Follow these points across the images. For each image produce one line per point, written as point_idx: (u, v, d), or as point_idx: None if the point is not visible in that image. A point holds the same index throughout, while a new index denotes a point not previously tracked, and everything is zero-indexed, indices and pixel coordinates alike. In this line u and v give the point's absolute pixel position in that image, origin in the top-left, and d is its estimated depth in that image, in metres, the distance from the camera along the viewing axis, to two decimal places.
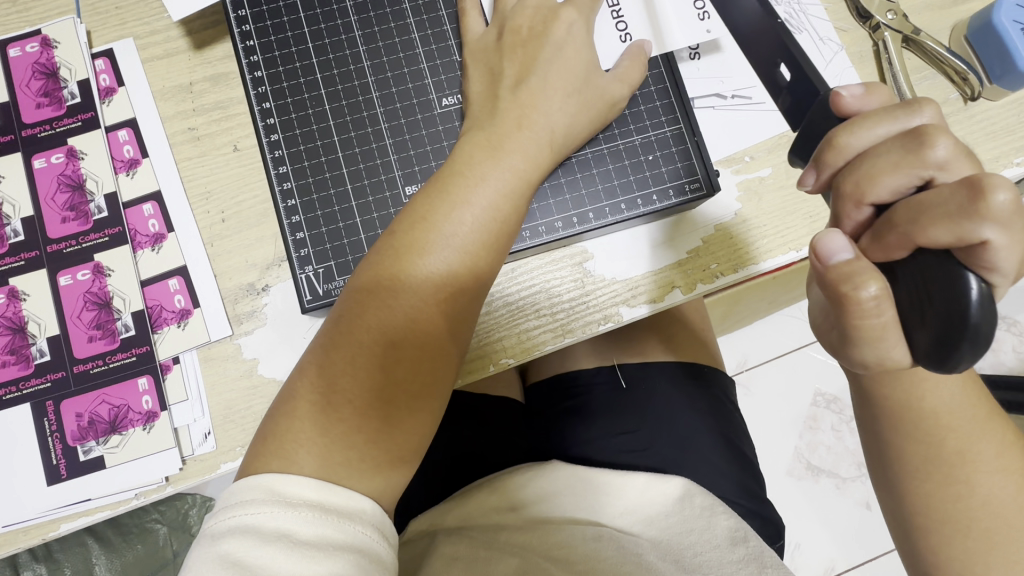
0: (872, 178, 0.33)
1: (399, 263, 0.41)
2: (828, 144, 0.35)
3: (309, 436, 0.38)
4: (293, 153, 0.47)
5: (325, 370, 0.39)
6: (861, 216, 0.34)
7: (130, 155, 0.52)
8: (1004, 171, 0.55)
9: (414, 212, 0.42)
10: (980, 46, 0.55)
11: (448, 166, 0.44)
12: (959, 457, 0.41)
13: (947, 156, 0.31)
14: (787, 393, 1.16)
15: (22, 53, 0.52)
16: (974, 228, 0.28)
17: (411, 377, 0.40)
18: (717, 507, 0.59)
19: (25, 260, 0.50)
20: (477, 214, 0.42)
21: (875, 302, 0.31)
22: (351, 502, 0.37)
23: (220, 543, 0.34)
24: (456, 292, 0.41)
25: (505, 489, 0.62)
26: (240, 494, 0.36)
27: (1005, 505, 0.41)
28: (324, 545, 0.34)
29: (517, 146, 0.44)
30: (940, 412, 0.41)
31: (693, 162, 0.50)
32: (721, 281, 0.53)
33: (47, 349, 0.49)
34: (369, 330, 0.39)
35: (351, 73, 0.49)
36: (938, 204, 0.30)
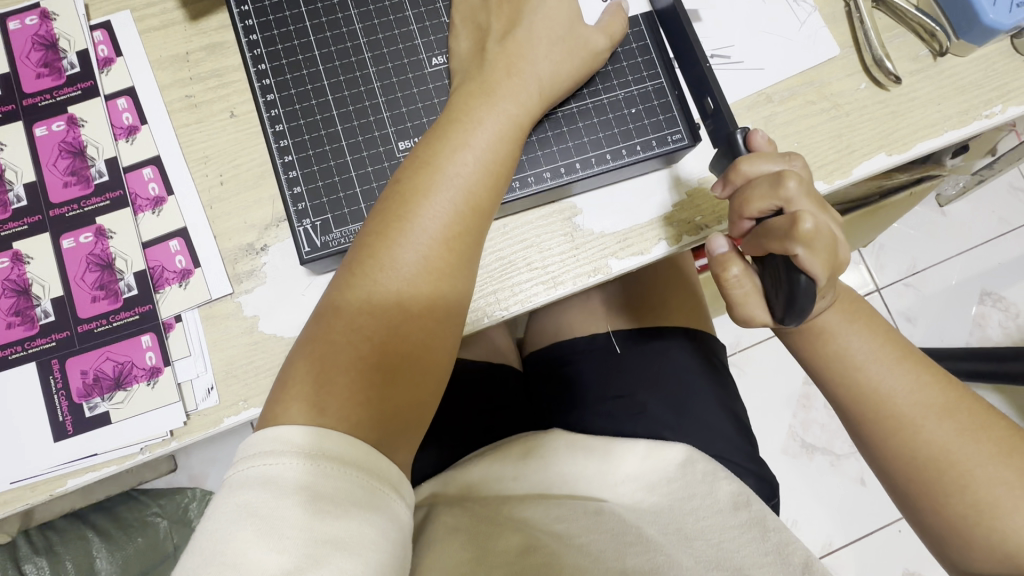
0: (748, 201, 0.42)
1: (405, 206, 0.42)
2: (731, 168, 0.43)
3: (329, 371, 0.39)
4: (289, 112, 0.49)
5: (341, 310, 0.41)
6: (744, 227, 0.45)
7: (129, 122, 0.53)
8: (973, 123, 0.58)
9: (418, 159, 0.44)
10: (946, 3, 0.58)
11: (446, 114, 0.45)
12: (877, 396, 0.46)
13: (796, 191, 0.40)
14: (781, 372, 1.18)
15: (22, 26, 0.53)
16: (791, 246, 0.39)
17: (424, 314, 0.42)
18: (719, 473, 0.60)
19: (28, 224, 0.51)
20: (478, 155, 0.44)
21: (737, 278, 0.46)
22: (368, 458, 0.37)
23: (237, 492, 0.34)
24: (464, 234, 0.43)
25: (503, 455, 0.63)
26: (258, 445, 0.36)
27: (940, 435, 0.45)
28: (340, 502, 0.35)
29: (507, 93, 0.46)
30: (850, 355, 0.47)
31: (675, 115, 0.52)
32: (706, 233, 0.54)
33: (51, 310, 0.50)
34: (381, 269, 0.41)
35: (344, 35, 0.50)
36: (775, 229, 0.40)
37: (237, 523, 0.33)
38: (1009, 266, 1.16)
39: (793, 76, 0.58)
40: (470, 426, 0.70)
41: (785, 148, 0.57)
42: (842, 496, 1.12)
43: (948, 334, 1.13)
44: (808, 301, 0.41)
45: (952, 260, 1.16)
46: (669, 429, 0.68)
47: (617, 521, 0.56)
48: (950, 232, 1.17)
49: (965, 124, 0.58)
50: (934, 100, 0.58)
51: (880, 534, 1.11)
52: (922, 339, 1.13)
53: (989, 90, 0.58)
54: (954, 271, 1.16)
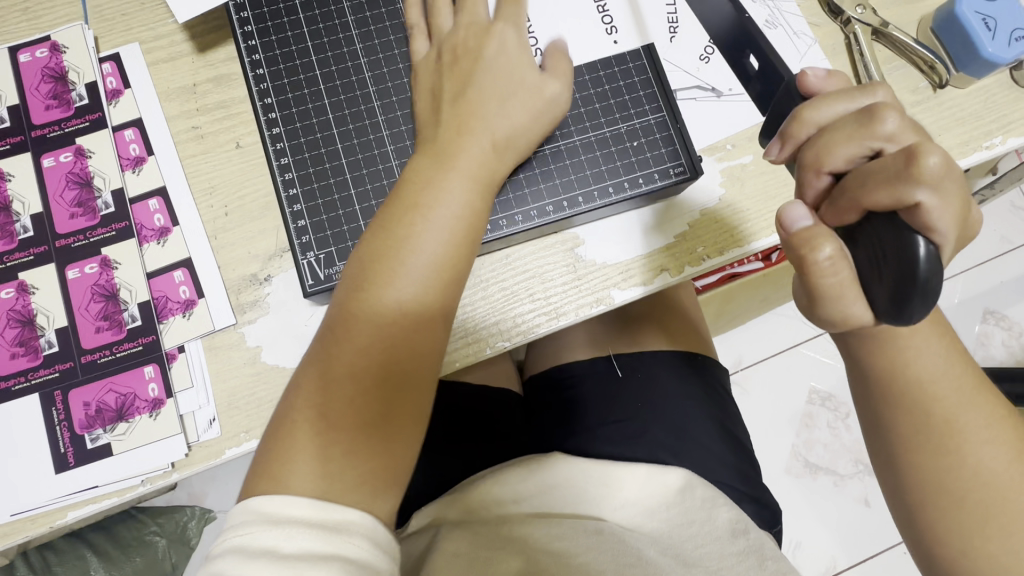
0: (829, 150, 0.36)
1: (392, 250, 0.43)
2: (794, 118, 0.38)
3: (321, 416, 0.39)
4: (294, 145, 0.50)
5: (331, 352, 0.41)
6: (821, 184, 0.37)
7: (136, 153, 0.53)
8: (974, 154, 0.58)
9: (404, 200, 0.44)
10: (945, 36, 0.58)
11: (432, 152, 0.46)
12: (946, 426, 0.43)
13: (895, 129, 0.34)
14: (780, 391, 1.17)
15: (32, 59, 0.54)
16: (909, 191, 0.31)
17: (416, 352, 0.42)
18: (718, 499, 0.61)
19: (34, 255, 0.51)
20: (462, 195, 0.44)
21: (830, 262, 0.34)
22: (337, 513, 0.37)
23: (214, 564, 0.36)
24: (455, 271, 0.44)
25: (502, 481, 0.62)
26: (230, 518, 0.37)
27: (993, 472, 0.43)
28: (306, 558, 0.34)
29: (493, 132, 0.47)
30: (928, 380, 0.43)
31: (676, 147, 0.52)
32: (708, 263, 0.55)
33: (56, 340, 0.50)
34: (369, 310, 0.42)
35: (349, 69, 0.51)
36: (881, 171, 0.32)
37: None
38: (1012, 286, 1.15)
39: None
40: (472, 451, 0.70)
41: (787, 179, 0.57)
42: (842, 516, 1.11)
43: None
44: (923, 303, 0.31)
45: (954, 279, 1.16)
46: (670, 453, 0.67)
47: (617, 542, 0.55)
48: None
49: (966, 155, 0.58)
50: (935, 131, 0.58)
51: (885, 556, 1.09)
52: None
53: (989, 120, 0.59)
54: (956, 290, 1.16)
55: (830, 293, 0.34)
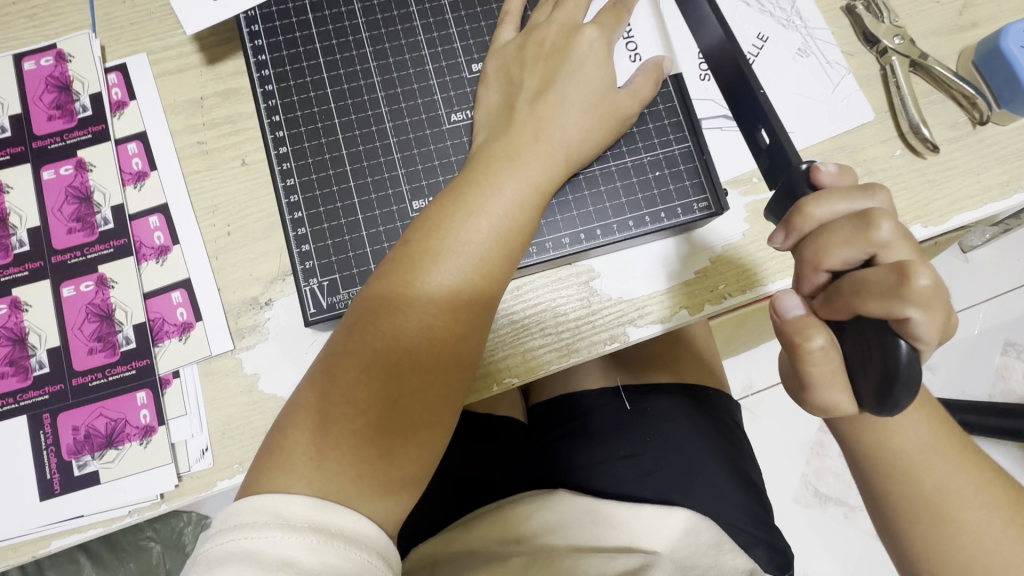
0: (827, 250, 0.35)
1: (412, 273, 0.40)
2: (796, 210, 0.37)
3: (326, 446, 0.37)
4: (301, 165, 0.47)
5: (340, 378, 0.38)
6: (819, 280, 0.37)
7: (138, 167, 0.52)
8: (1014, 195, 0.55)
9: (429, 220, 0.42)
10: (986, 70, 0.56)
11: (466, 173, 0.44)
12: (938, 494, 0.42)
13: (890, 236, 0.33)
14: (793, 421, 1.14)
15: (37, 67, 0.53)
16: (900, 306, 0.32)
17: (429, 384, 0.39)
18: (724, 545, 0.60)
19: (30, 270, 0.50)
20: (493, 222, 0.42)
21: (822, 351, 0.35)
22: (358, 527, 0.36)
23: (218, 569, 0.33)
24: (472, 298, 0.41)
25: (505, 521, 0.60)
26: (238, 516, 0.34)
27: (997, 541, 0.41)
28: (328, 574, 0.33)
29: (533, 156, 0.44)
30: (905, 451, 0.42)
31: (701, 180, 0.50)
32: (728, 302, 0.52)
33: (46, 361, 0.48)
34: (383, 338, 0.39)
35: (361, 87, 0.49)
36: (873, 283, 0.33)
37: None
38: None
39: (825, 139, 0.55)
40: (475, 481, 0.68)
41: None
42: (850, 548, 1.07)
43: (969, 386, 1.09)
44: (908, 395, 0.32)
45: (975, 310, 1.11)
46: (679, 492, 0.64)
47: None
48: (976, 280, 1.12)
49: (1005, 197, 0.55)
50: (973, 169, 0.55)
51: None
52: (943, 393, 1.09)
53: None
54: (976, 321, 1.11)
55: (820, 383, 0.36)
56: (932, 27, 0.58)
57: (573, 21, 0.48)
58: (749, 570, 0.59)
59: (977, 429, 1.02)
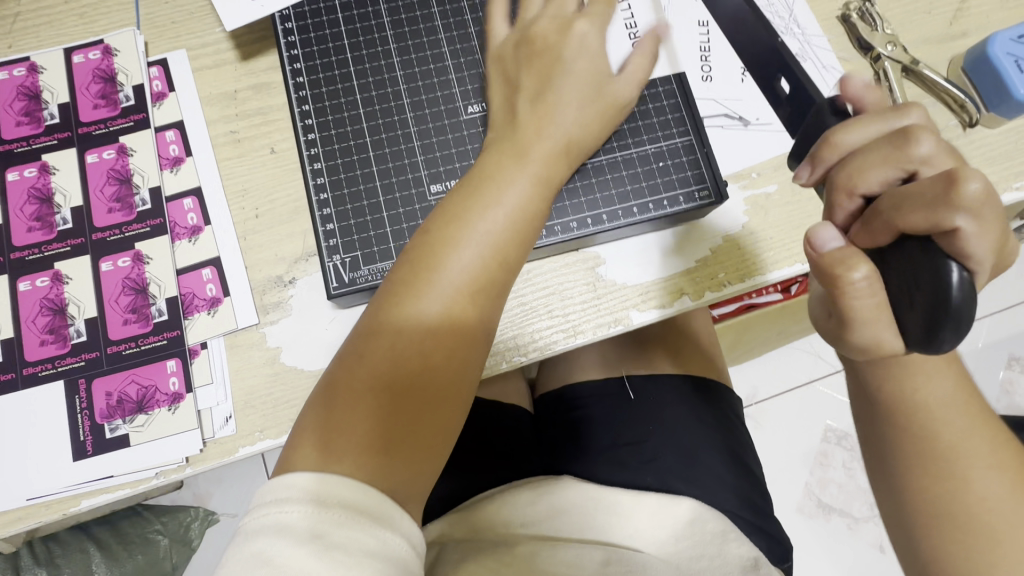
0: (862, 173, 0.36)
1: (433, 261, 0.43)
2: (823, 142, 0.39)
3: (350, 424, 0.38)
4: (328, 151, 0.51)
5: (366, 358, 0.41)
6: (853, 206, 0.37)
7: (175, 153, 0.55)
8: (1004, 195, 0.58)
9: (446, 212, 0.45)
10: (977, 78, 0.58)
11: (479, 169, 0.47)
12: (952, 455, 0.42)
13: (929, 151, 0.34)
14: (796, 429, 1.15)
15: (85, 60, 0.57)
16: (947, 215, 0.31)
17: (445, 365, 0.42)
18: (728, 534, 0.61)
19: (71, 246, 0.53)
20: (508, 213, 0.45)
21: (866, 282, 0.34)
22: (384, 508, 0.36)
23: (253, 540, 0.33)
24: (486, 283, 0.44)
25: (511, 504, 0.63)
26: (273, 492, 0.35)
27: (1005, 509, 0.41)
28: (355, 550, 0.33)
29: (540, 152, 0.47)
30: (929, 406, 0.42)
31: (702, 171, 0.53)
32: (729, 289, 0.55)
33: (84, 330, 0.51)
34: (406, 320, 0.42)
35: (385, 81, 0.53)
36: (918, 194, 0.32)
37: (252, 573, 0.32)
38: None
39: None
40: (482, 466, 0.70)
41: (813, 209, 0.56)
42: (855, 560, 1.08)
43: (973, 398, 1.10)
44: (956, 333, 0.31)
45: (979, 323, 1.13)
46: (682, 479, 0.65)
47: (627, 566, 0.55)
48: (978, 292, 1.14)
49: None
50: None
51: None
52: None
53: (1021, 161, 0.58)
54: (981, 334, 1.13)
55: (862, 317, 0.35)
56: (924, 36, 0.61)
57: (564, 15, 0.51)
58: (755, 560, 0.60)
59: None
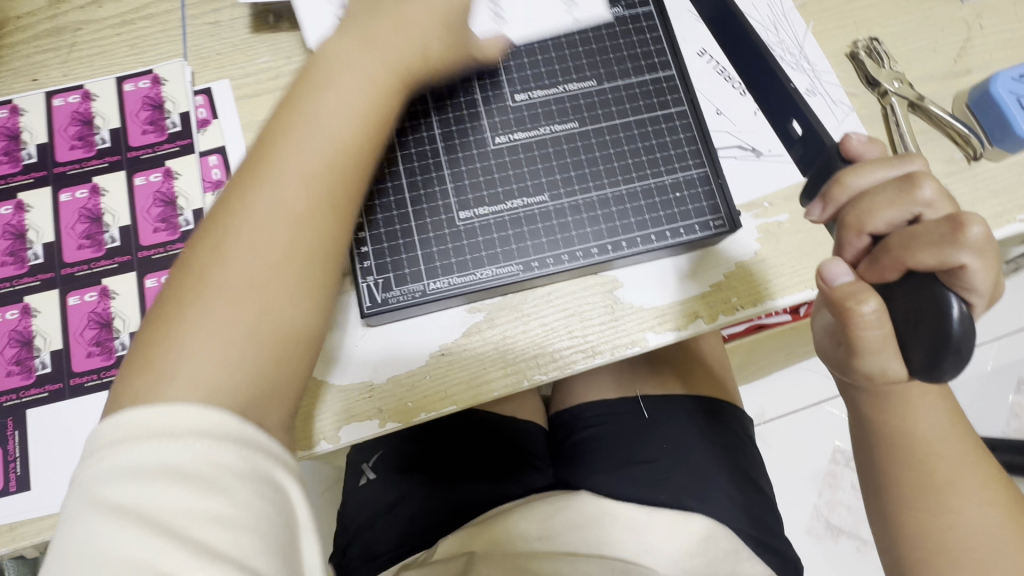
0: (872, 211, 0.38)
1: (235, 206, 0.41)
2: (834, 182, 0.41)
3: (190, 333, 0.39)
4: (362, 177, 0.54)
5: (245, 282, 0.40)
6: (861, 243, 0.40)
7: (218, 177, 0.59)
8: (1008, 226, 0.60)
9: (249, 161, 0.42)
10: (980, 113, 0.61)
11: (288, 100, 0.44)
12: (947, 486, 0.44)
13: (932, 197, 0.37)
14: (805, 448, 1.16)
15: (135, 88, 0.60)
16: (955, 254, 0.34)
17: (274, 324, 0.41)
18: (742, 553, 0.64)
19: (119, 263, 0.56)
20: (294, 182, 0.42)
21: (875, 315, 0.36)
22: (225, 422, 0.37)
23: (98, 487, 0.34)
24: (322, 211, 0.42)
25: (532, 516, 0.65)
26: (100, 437, 0.36)
27: (996, 539, 0.43)
28: (201, 476, 0.35)
29: (357, 125, 0.44)
30: (927, 439, 0.44)
31: (717, 201, 0.56)
32: (741, 313, 0.57)
33: (128, 343, 0.54)
34: (204, 254, 0.40)
35: (417, 111, 0.56)
36: (925, 234, 0.35)
37: (105, 517, 0.33)
38: None
39: None
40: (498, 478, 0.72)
41: (822, 238, 0.59)
42: None
43: (983, 421, 1.10)
44: (957, 366, 0.33)
45: (988, 345, 1.14)
46: (694, 498, 0.66)
47: None
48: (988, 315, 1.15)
49: (1000, 227, 0.60)
50: (969, 202, 0.60)
51: None
52: None
53: None
54: (991, 357, 1.13)
55: (871, 347, 0.37)
56: (929, 73, 0.64)
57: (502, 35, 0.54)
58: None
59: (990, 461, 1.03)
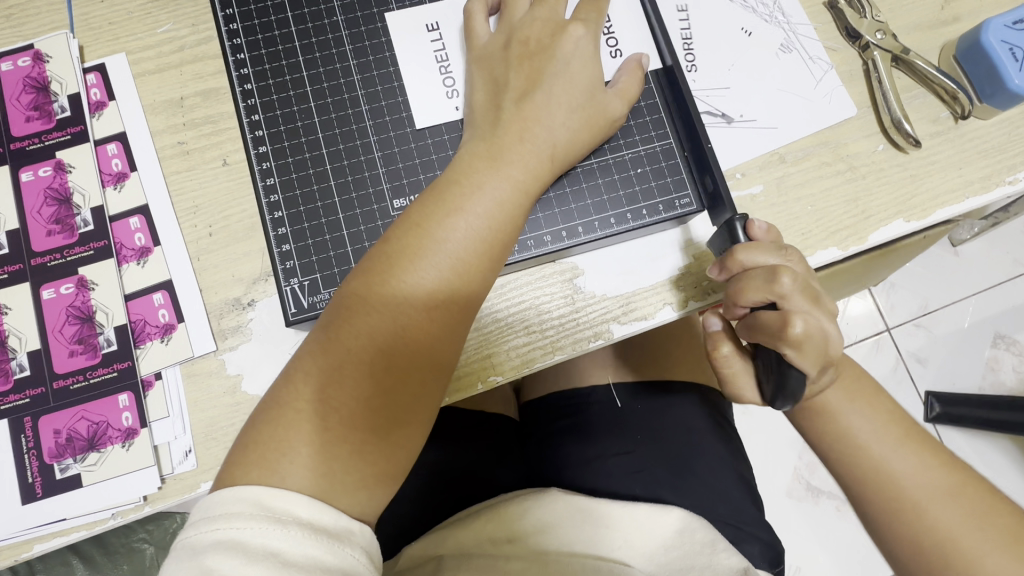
0: None
1: (374, 285, 0.40)
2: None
3: (283, 457, 0.36)
4: (281, 165, 0.48)
5: (340, 363, 0.38)
6: None
7: (118, 168, 0.51)
8: (996, 189, 0.55)
9: (409, 220, 0.41)
10: (969, 64, 0.55)
11: (447, 174, 0.43)
12: (886, 479, 0.46)
13: None
14: (786, 414, 1.14)
15: (14, 68, 0.52)
16: None
17: (384, 406, 0.38)
18: (718, 544, 0.59)
19: (9, 273, 0.49)
20: (473, 223, 0.41)
21: None
22: (343, 525, 0.35)
23: (205, 557, 0.32)
24: (434, 293, 0.40)
25: (499, 518, 0.61)
26: (224, 507, 0.34)
27: (953, 524, 0.44)
28: (310, 566, 0.33)
29: (517, 157, 0.44)
30: (855, 437, 0.47)
31: (682, 176, 0.51)
32: (713, 298, 0.52)
33: (27, 364, 0.48)
34: (361, 338, 0.39)
35: (341, 86, 0.49)
36: None
37: None
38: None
39: (807, 135, 0.55)
40: (462, 478, 0.68)
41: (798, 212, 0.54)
42: (847, 544, 1.08)
43: (961, 380, 1.09)
44: None
45: (966, 302, 1.11)
46: (671, 490, 0.64)
47: None
48: (965, 272, 1.12)
49: (987, 191, 0.55)
50: (955, 164, 0.55)
51: None
52: (933, 385, 1.09)
53: (1012, 153, 0.56)
54: (967, 314, 1.11)
55: None
56: (914, 22, 0.58)
57: (555, 20, 0.48)
58: (743, 569, 0.58)
59: (966, 421, 1.02)
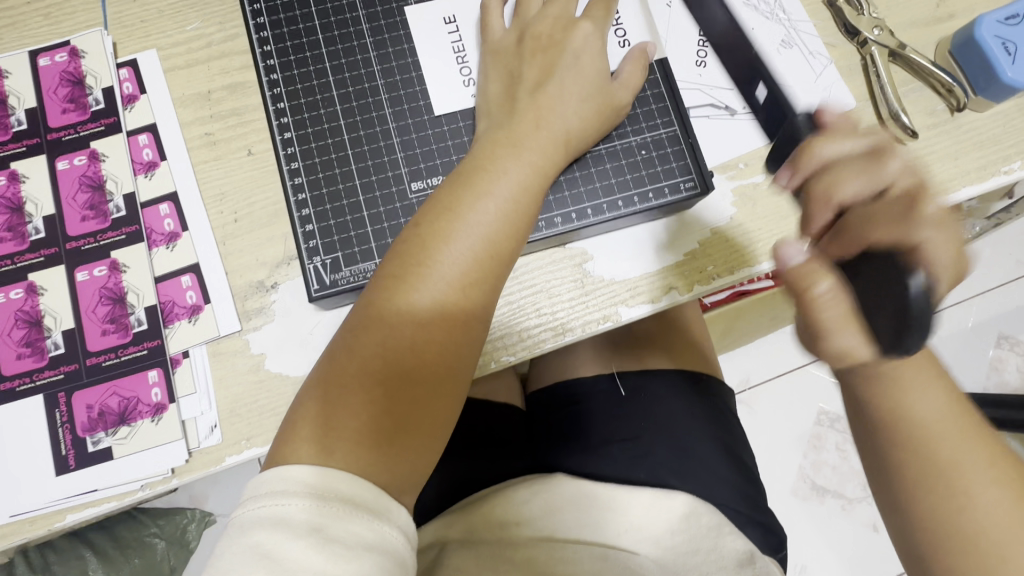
0: (837, 182, 0.39)
1: (407, 267, 0.42)
2: (803, 150, 0.41)
3: (329, 430, 0.38)
4: (305, 150, 0.50)
5: (378, 341, 0.40)
6: (824, 219, 0.40)
7: (149, 158, 0.54)
8: (992, 179, 0.57)
9: (439, 206, 0.44)
10: (964, 60, 0.57)
11: (471, 161, 0.46)
12: (951, 466, 0.40)
13: (899, 170, 0.38)
14: (791, 411, 1.15)
15: (51, 63, 0.55)
16: (913, 230, 0.37)
17: (421, 379, 0.41)
18: (724, 528, 0.61)
19: (45, 256, 0.52)
20: (501, 206, 0.43)
21: (829, 295, 0.36)
22: (381, 501, 0.36)
23: (251, 534, 0.34)
24: (467, 273, 0.42)
25: (508, 502, 0.62)
26: (268, 486, 0.35)
27: (1003, 516, 0.39)
28: (349, 542, 0.34)
29: (536, 143, 0.46)
30: (922, 419, 0.40)
31: (687, 162, 0.53)
32: (717, 282, 0.54)
33: (62, 342, 0.50)
34: (397, 316, 0.41)
35: (362, 76, 0.52)
36: (885, 213, 0.37)
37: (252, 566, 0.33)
38: None
39: None
40: (473, 464, 0.70)
41: None
42: (853, 542, 1.08)
43: (965, 378, 1.10)
44: (919, 341, 0.34)
45: (969, 302, 1.13)
46: (676, 475, 0.65)
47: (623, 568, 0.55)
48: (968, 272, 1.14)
49: (983, 180, 0.57)
50: (952, 155, 0.57)
51: None
52: None
53: (1008, 144, 0.58)
54: (971, 313, 1.12)
55: (828, 326, 0.37)
56: (910, 19, 0.61)
57: (566, 16, 0.51)
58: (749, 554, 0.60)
59: None
